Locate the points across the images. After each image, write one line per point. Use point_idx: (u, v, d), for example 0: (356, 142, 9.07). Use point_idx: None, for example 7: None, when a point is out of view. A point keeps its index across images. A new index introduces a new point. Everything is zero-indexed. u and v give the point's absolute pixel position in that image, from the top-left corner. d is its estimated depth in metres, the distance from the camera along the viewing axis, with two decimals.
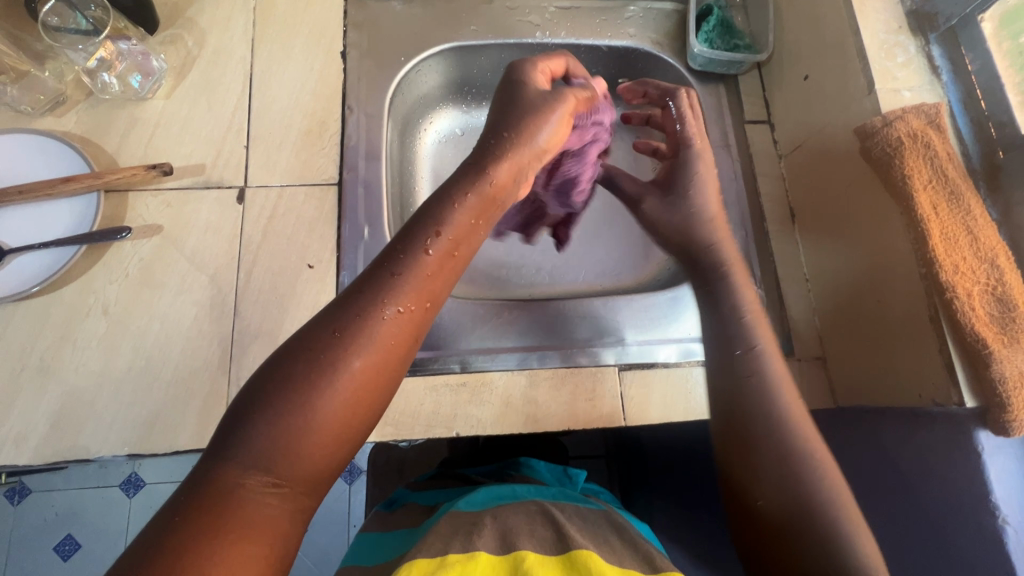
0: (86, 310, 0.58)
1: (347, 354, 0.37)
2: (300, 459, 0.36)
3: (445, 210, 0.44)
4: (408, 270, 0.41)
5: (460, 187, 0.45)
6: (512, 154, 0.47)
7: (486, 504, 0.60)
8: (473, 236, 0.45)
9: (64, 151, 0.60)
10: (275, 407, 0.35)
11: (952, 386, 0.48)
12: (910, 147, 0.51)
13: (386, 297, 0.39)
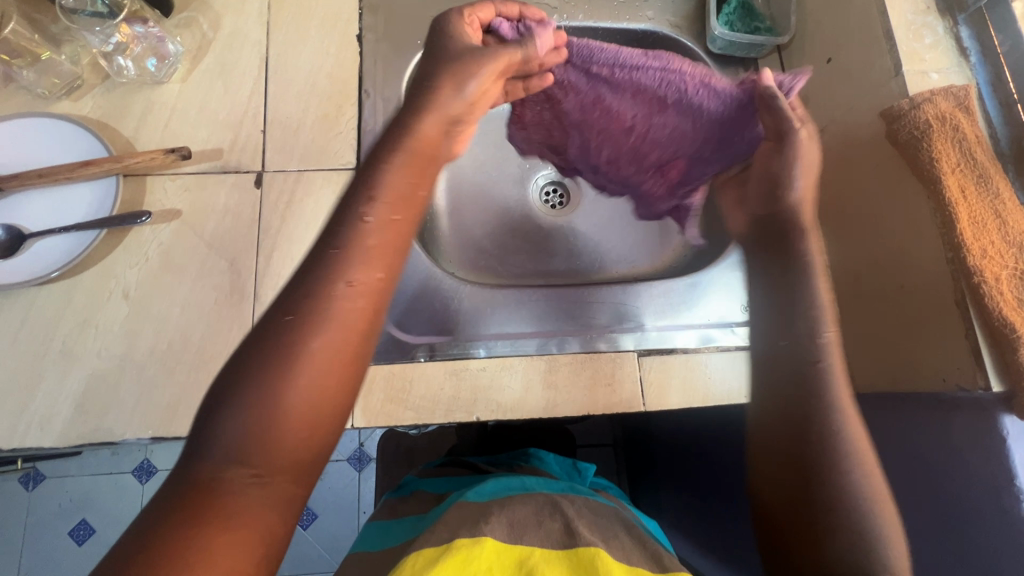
0: (107, 295, 0.58)
1: (305, 340, 0.38)
2: (279, 445, 0.36)
3: (378, 176, 0.45)
4: (351, 245, 0.42)
5: (390, 148, 0.47)
6: (439, 105, 0.50)
7: (495, 493, 0.60)
8: (411, 197, 0.46)
9: (82, 135, 0.60)
10: (245, 397, 0.36)
11: (979, 370, 0.48)
12: (938, 129, 0.51)
13: (336, 274, 0.40)
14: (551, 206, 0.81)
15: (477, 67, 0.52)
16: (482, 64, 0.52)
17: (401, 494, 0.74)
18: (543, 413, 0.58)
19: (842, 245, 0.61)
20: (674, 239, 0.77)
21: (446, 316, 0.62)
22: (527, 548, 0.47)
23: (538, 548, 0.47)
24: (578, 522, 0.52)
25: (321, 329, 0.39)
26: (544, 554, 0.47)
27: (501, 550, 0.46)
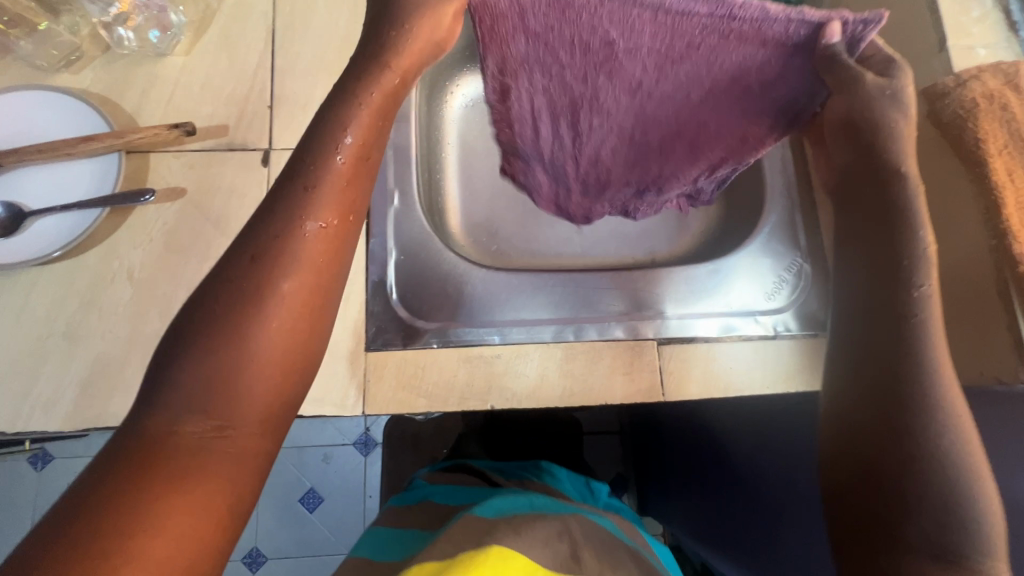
0: (111, 276, 0.56)
1: (273, 283, 0.36)
2: (242, 396, 0.35)
3: (348, 113, 0.42)
4: (322, 182, 0.39)
5: (360, 86, 0.43)
6: (406, 42, 0.44)
7: (499, 506, 0.61)
8: (381, 136, 0.43)
9: (82, 109, 0.58)
10: (205, 342, 0.35)
11: (1020, 363, 0.46)
12: (985, 109, 0.48)
13: (304, 213, 0.38)
14: None
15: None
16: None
17: (407, 501, 0.75)
18: (559, 403, 0.57)
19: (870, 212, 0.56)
20: (694, 223, 0.75)
21: (460, 302, 0.60)
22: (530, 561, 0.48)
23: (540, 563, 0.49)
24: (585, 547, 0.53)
25: (289, 271, 0.37)
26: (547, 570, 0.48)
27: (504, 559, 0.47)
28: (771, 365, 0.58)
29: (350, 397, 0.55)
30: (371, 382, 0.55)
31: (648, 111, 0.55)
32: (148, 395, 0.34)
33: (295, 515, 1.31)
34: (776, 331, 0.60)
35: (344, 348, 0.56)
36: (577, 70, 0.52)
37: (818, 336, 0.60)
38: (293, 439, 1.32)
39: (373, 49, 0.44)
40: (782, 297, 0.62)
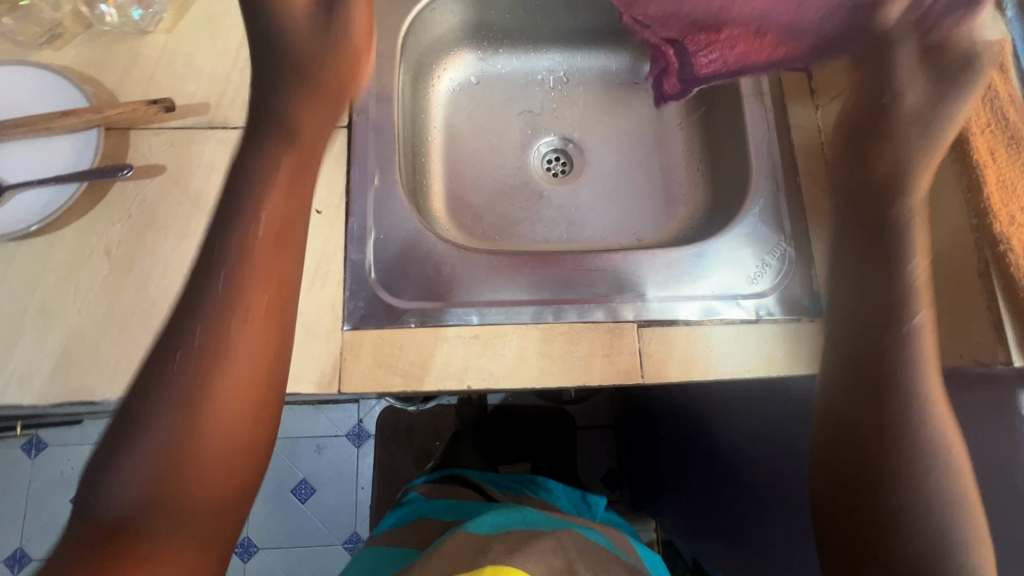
0: (88, 252, 0.56)
1: (219, 379, 0.40)
2: (202, 478, 0.39)
3: (264, 165, 0.46)
4: (245, 258, 0.42)
5: (265, 136, 0.47)
6: (309, 98, 0.49)
7: (495, 523, 0.65)
8: (302, 193, 0.47)
9: (62, 85, 0.58)
10: (149, 442, 0.38)
11: (999, 344, 0.45)
12: (967, 86, 0.47)
13: (231, 290, 0.41)
14: (552, 173, 0.78)
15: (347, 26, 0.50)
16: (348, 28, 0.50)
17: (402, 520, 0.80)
18: (537, 383, 0.56)
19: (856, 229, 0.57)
20: (678, 209, 0.75)
21: (439, 283, 0.60)
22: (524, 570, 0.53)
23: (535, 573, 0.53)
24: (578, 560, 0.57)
25: (225, 393, 0.40)
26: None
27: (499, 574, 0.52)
28: (752, 349, 0.58)
29: (326, 374, 0.55)
30: (347, 360, 0.55)
31: (693, 12, 0.58)
32: (96, 484, 0.38)
33: (286, 505, 1.31)
34: (759, 315, 0.59)
35: (322, 326, 0.56)
36: None
37: (800, 321, 0.59)
38: (286, 430, 1.32)
39: (294, 98, 0.48)
40: (765, 282, 0.61)
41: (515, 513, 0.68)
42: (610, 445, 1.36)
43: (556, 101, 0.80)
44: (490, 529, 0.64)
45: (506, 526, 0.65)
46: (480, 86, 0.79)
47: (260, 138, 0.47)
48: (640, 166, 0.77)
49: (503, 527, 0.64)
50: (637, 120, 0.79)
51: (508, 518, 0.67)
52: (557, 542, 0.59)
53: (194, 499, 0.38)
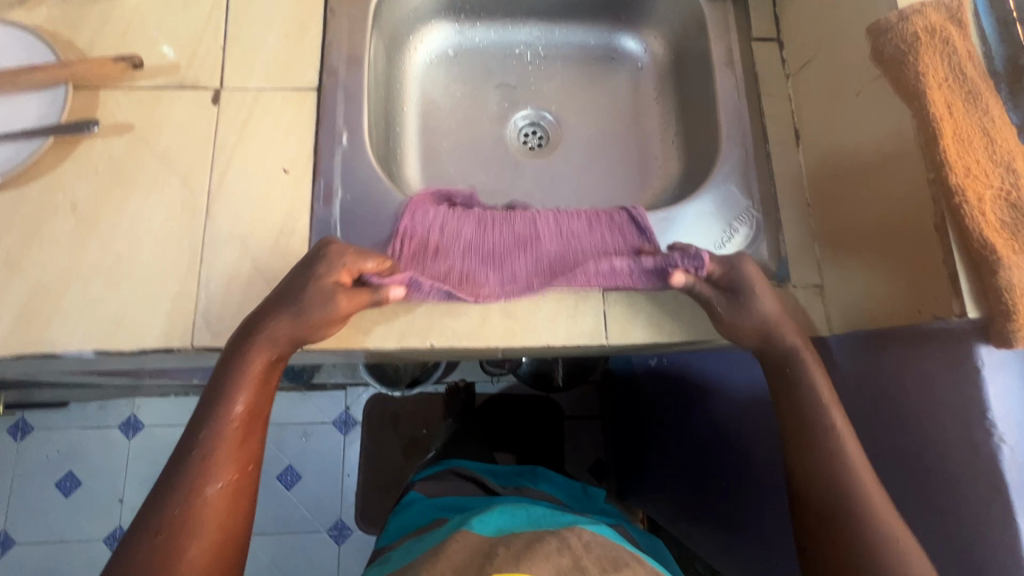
0: (55, 207, 0.56)
1: (211, 485, 0.46)
2: (194, 539, 0.45)
3: (233, 387, 0.49)
4: (236, 377, 0.49)
5: (251, 339, 0.50)
6: (271, 338, 0.49)
7: (499, 523, 0.61)
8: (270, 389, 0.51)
9: (33, 43, 0.58)
10: (161, 519, 0.44)
11: (954, 297, 0.45)
12: (926, 42, 0.47)
13: (227, 402, 0.48)
14: (528, 146, 0.78)
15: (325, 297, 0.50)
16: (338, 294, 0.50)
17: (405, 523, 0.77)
18: (501, 342, 0.56)
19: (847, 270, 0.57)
20: (654, 182, 0.75)
21: None
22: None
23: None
24: (586, 557, 0.53)
25: (218, 477, 0.46)
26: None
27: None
28: None
29: None
30: None
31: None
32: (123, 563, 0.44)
33: (270, 491, 1.29)
34: None
35: None
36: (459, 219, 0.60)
37: None
38: (273, 416, 1.31)
39: (294, 292, 0.50)
40: (734, 247, 0.61)
41: (522, 510, 0.64)
42: (597, 436, 1.35)
43: (534, 75, 0.80)
44: (495, 530, 0.59)
45: (513, 526, 0.60)
46: (456, 59, 0.79)
47: (276, 327, 0.49)
48: (617, 140, 0.77)
49: (508, 528, 0.60)
50: (615, 94, 0.79)
51: (514, 516, 0.62)
52: (562, 541, 0.55)
53: (186, 566, 0.44)
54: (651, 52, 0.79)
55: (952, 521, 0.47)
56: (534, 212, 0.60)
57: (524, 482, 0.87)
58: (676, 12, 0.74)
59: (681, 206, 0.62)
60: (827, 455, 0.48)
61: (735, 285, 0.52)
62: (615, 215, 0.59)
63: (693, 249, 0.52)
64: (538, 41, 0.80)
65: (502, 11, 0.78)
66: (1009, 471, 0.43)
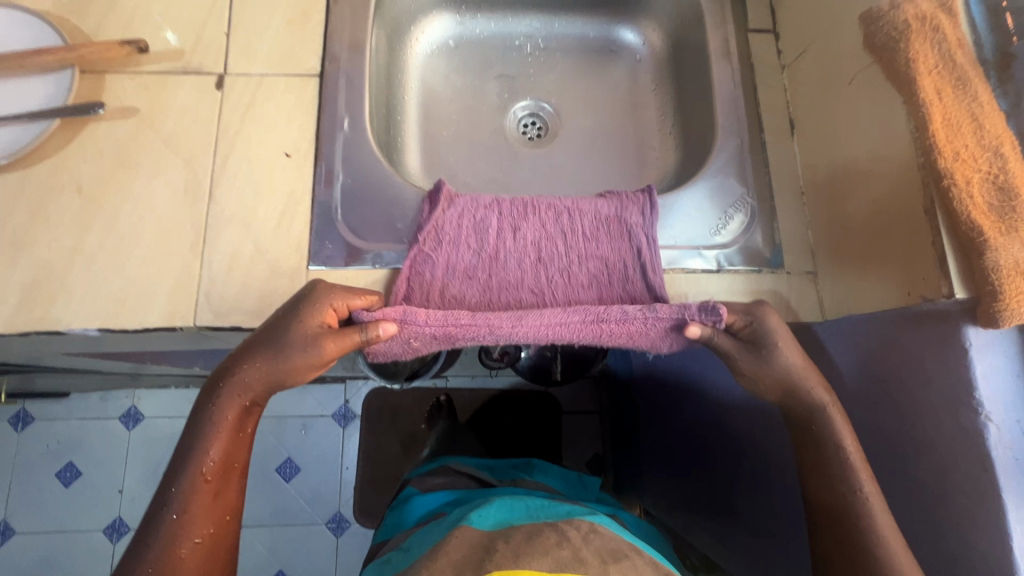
0: (60, 188, 0.57)
1: (189, 539, 0.47)
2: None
3: (204, 437, 0.49)
4: (208, 432, 0.49)
5: (227, 379, 0.50)
6: (263, 370, 0.49)
7: (498, 517, 0.61)
8: (245, 442, 0.51)
9: (41, 27, 0.59)
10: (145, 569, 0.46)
11: (943, 278, 0.46)
12: (916, 30, 0.48)
13: (200, 454, 0.49)
14: (527, 136, 0.79)
15: (308, 339, 0.49)
16: (320, 334, 0.49)
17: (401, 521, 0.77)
18: None
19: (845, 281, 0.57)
20: (651, 172, 0.76)
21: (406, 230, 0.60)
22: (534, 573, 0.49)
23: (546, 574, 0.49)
24: (585, 549, 0.53)
25: (194, 532, 0.48)
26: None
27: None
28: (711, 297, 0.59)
29: None
30: None
31: None
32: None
33: (269, 482, 1.30)
34: (721, 266, 0.60)
35: (288, 265, 0.57)
36: (465, 265, 0.58)
37: (761, 272, 0.60)
38: (273, 408, 1.32)
39: (275, 331, 0.49)
40: (729, 234, 0.62)
41: (518, 502, 0.65)
42: (595, 430, 1.36)
43: (534, 66, 0.81)
44: (494, 523, 0.60)
45: (511, 519, 0.61)
46: (456, 49, 0.80)
47: (248, 373, 0.49)
48: (615, 131, 0.78)
49: (507, 522, 0.60)
50: (613, 84, 0.80)
51: (511, 509, 0.63)
52: (561, 534, 0.55)
53: None
54: (649, 44, 0.80)
55: (939, 503, 0.48)
56: (541, 275, 0.58)
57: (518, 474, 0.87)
58: (674, 4, 0.75)
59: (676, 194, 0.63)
60: (822, 454, 0.50)
61: (756, 337, 0.51)
62: (628, 283, 0.58)
63: (711, 303, 0.50)
64: (538, 33, 0.81)
65: (502, 3, 0.79)
66: (994, 448, 0.44)
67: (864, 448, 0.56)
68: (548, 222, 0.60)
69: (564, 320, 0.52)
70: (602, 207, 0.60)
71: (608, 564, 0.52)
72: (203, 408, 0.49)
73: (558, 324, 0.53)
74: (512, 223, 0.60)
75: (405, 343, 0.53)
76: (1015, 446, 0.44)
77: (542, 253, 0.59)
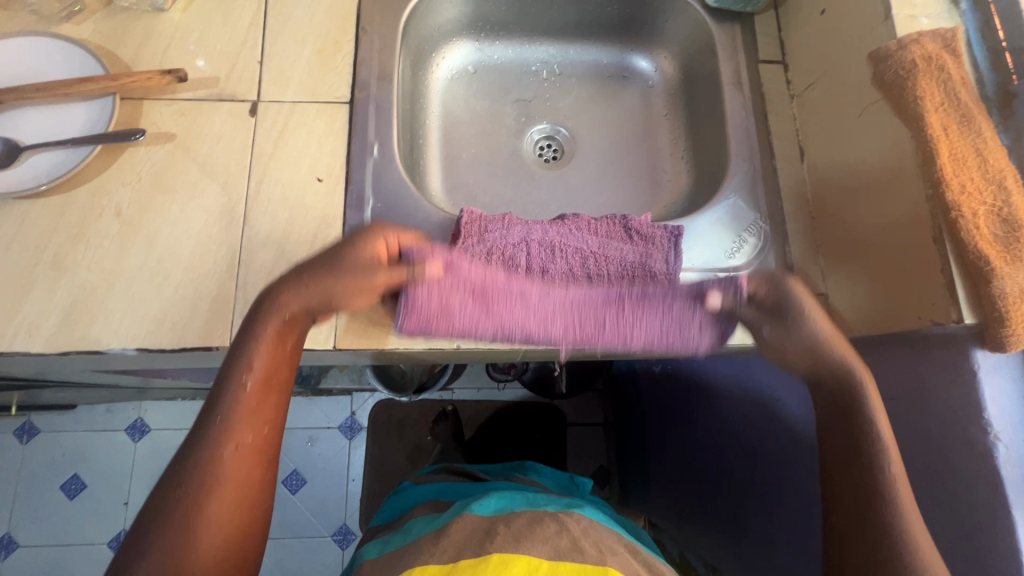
0: (99, 211, 0.59)
1: (229, 441, 0.46)
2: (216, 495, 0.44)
3: (251, 347, 0.49)
4: (255, 345, 0.49)
5: (277, 294, 0.50)
6: (310, 289, 0.51)
7: (499, 505, 0.62)
8: (283, 361, 0.51)
9: (82, 56, 0.61)
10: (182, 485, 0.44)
11: (952, 304, 0.48)
12: (923, 69, 0.51)
13: (245, 367, 0.48)
14: (544, 159, 0.81)
15: (360, 273, 0.51)
16: (373, 271, 0.51)
17: (402, 505, 0.78)
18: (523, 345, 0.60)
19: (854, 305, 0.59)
20: (664, 194, 0.79)
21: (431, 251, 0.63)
22: (533, 558, 0.49)
23: (545, 559, 0.50)
24: (584, 539, 0.54)
25: (235, 441, 0.46)
26: (552, 564, 0.49)
27: (506, 562, 0.48)
28: None
29: (323, 331, 0.58)
30: (343, 319, 0.58)
31: None
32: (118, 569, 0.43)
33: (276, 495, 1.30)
34: None
35: None
36: None
37: None
38: None
39: (332, 256, 0.51)
40: (742, 256, 0.64)
41: (520, 494, 0.66)
42: (600, 442, 1.38)
43: (550, 91, 0.84)
44: (495, 510, 0.61)
45: (513, 506, 0.62)
46: (475, 74, 0.83)
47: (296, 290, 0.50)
48: (628, 154, 0.81)
49: (506, 508, 0.61)
50: (627, 109, 0.83)
51: (512, 498, 0.64)
52: (561, 524, 0.56)
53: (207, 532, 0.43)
54: (661, 71, 0.83)
55: (950, 517, 0.50)
56: None
57: (513, 474, 0.88)
58: (686, 34, 0.78)
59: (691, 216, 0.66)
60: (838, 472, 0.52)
61: (779, 304, 0.52)
62: None
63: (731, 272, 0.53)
64: (554, 59, 0.84)
65: (520, 31, 0.82)
66: (1003, 465, 0.46)
67: None
68: (576, 261, 0.61)
69: (590, 293, 0.56)
70: (629, 253, 0.62)
71: (607, 556, 0.52)
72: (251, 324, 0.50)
73: (585, 299, 0.56)
74: (546, 245, 0.61)
75: (443, 305, 0.53)
76: None
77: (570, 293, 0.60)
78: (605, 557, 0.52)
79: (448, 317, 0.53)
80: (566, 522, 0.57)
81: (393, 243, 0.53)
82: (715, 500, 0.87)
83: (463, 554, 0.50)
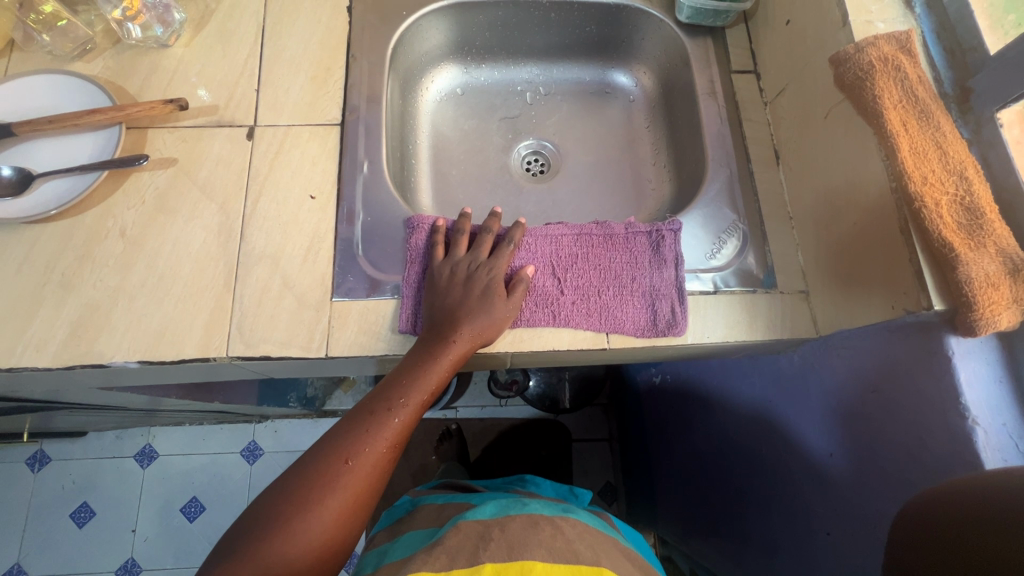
0: (104, 233, 0.62)
1: (370, 429, 0.53)
2: (342, 482, 0.51)
3: (419, 370, 0.57)
4: (426, 367, 0.57)
5: (468, 313, 0.59)
6: (473, 289, 0.60)
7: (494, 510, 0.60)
8: (436, 389, 0.57)
9: (90, 88, 0.66)
10: (320, 461, 0.52)
11: (922, 292, 0.49)
12: (880, 70, 0.53)
13: (404, 384, 0.56)
14: (531, 173, 0.84)
15: (476, 264, 0.62)
16: (484, 264, 0.63)
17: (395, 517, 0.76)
18: (508, 348, 0.62)
19: (833, 301, 0.60)
20: (649, 202, 0.81)
21: (388, 258, 0.64)
22: (527, 562, 0.48)
23: (539, 561, 0.49)
24: (575, 541, 0.53)
25: (378, 442, 0.53)
26: (544, 566, 0.48)
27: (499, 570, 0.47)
28: (709, 318, 0.63)
29: (316, 339, 0.60)
30: (335, 328, 0.60)
31: None
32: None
33: None
34: (717, 287, 0.64)
35: (313, 297, 0.61)
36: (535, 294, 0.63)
37: (756, 292, 0.64)
38: (285, 444, 1.33)
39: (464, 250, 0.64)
40: (721, 257, 0.66)
41: (515, 501, 0.63)
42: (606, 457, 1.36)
43: (535, 109, 0.87)
44: (490, 515, 0.58)
45: (509, 511, 0.60)
46: (463, 95, 0.87)
47: (454, 289, 0.60)
48: (613, 165, 0.84)
49: (501, 514, 0.59)
50: (610, 121, 0.87)
51: (507, 505, 0.62)
52: (552, 526, 0.55)
53: (320, 507, 0.49)
54: (641, 85, 0.86)
55: None
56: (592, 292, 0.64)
57: (512, 487, 0.87)
58: (661, 50, 0.82)
59: (688, 215, 0.68)
60: None
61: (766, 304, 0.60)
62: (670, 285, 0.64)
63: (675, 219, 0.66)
64: (538, 78, 0.88)
65: (505, 53, 0.86)
66: (982, 450, 0.47)
67: (869, 458, 0.58)
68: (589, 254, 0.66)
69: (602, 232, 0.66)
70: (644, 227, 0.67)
71: (600, 556, 0.52)
72: (447, 334, 0.58)
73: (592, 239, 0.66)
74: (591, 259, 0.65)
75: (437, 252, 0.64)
76: (1003, 449, 0.47)
77: (587, 275, 0.65)
78: (599, 559, 0.51)
79: (415, 289, 0.62)
80: (557, 524, 0.56)
81: (428, 221, 0.66)
82: (717, 506, 0.85)
83: (455, 559, 0.49)
